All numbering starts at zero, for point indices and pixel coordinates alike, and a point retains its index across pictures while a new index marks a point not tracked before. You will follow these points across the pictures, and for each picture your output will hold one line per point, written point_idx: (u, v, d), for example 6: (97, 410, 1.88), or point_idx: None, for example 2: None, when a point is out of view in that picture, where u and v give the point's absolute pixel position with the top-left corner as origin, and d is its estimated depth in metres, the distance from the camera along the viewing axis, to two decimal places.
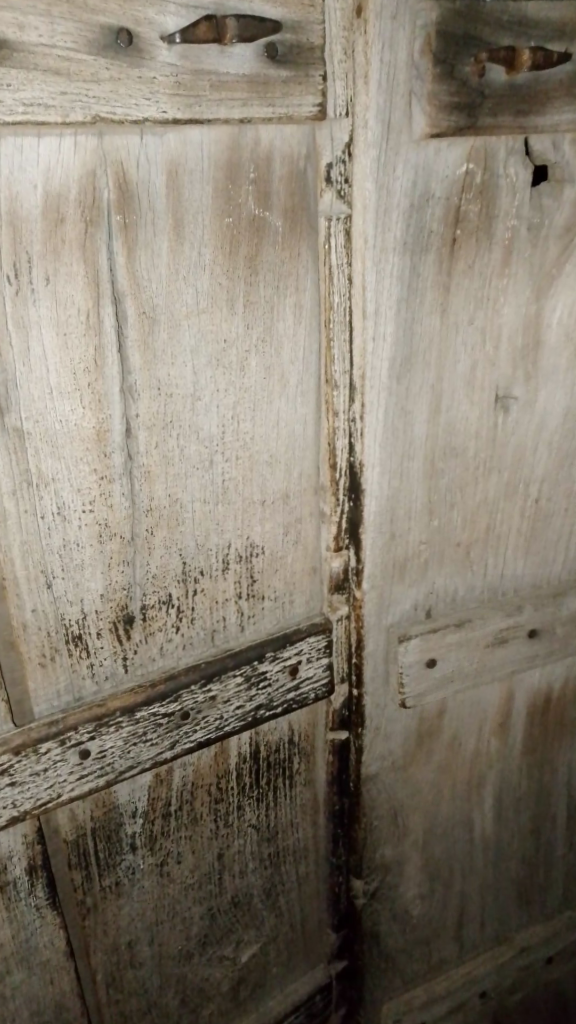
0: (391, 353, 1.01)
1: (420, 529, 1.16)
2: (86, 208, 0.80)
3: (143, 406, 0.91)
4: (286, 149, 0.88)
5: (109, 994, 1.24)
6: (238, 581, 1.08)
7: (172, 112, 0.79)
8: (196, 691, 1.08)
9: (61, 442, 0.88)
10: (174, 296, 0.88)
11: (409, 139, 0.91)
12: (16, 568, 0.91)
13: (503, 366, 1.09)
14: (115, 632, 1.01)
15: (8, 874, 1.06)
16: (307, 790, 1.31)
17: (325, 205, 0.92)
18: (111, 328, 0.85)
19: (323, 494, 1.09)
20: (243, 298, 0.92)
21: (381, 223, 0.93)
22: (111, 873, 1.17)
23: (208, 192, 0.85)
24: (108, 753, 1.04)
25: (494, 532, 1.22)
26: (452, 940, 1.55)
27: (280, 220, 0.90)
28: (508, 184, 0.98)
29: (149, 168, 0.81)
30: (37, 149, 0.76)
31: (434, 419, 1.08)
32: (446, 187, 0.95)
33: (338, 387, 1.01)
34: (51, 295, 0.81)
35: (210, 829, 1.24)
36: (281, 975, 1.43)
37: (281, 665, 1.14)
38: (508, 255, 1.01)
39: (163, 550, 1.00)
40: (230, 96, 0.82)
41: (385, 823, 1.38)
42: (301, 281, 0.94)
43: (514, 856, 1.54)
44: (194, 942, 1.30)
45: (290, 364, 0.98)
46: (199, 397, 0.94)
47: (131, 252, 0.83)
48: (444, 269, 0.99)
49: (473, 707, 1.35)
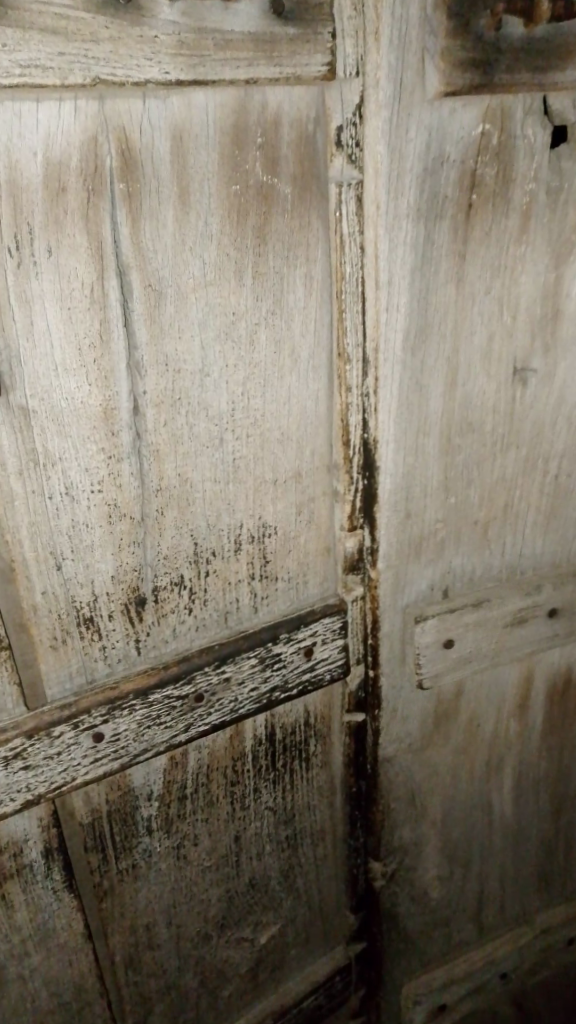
0: (405, 324, 0.98)
1: (437, 506, 1.13)
2: (88, 176, 0.77)
3: (150, 383, 0.89)
4: (295, 112, 0.85)
5: (127, 977, 1.24)
6: (251, 561, 1.06)
7: (175, 73, 0.76)
8: (210, 672, 1.06)
9: (68, 421, 0.86)
10: (181, 268, 0.85)
11: (422, 98, 0.88)
12: (25, 549, 0.90)
13: (521, 337, 1.05)
14: (127, 613, 1.00)
15: (24, 857, 1.06)
16: (323, 772, 1.29)
17: (335, 171, 0.89)
18: (117, 302, 0.83)
19: (336, 472, 1.06)
20: (251, 269, 0.89)
21: (394, 188, 0.90)
22: (128, 855, 1.16)
23: (213, 157, 0.82)
24: (122, 736, 1.03)
25: (512, 509, 1.19)
26: (472, 921, 1.54)
27: (288, 187, 0.87)
28: (527, 146, 0.94)
29: (152, 134, 0.79)
30: (36, 114, 0.73)
31: (451, 391, 1.05)
32: (462, 150, 0.91)
33: (351, 361, 0.99)
34: (53, 268, 0.79)
35: (227, 811, 1.23)
36: (299, 956, 1.43)
37: (296, 645, 1.12)
38: (527, 222, 0.98)
39: (174, 531, 0.98)
40: (236, 56, 0.79)
41: (403, 804, 1.36)
42: (311, 251, 0.91)
43: (534, 838, 1.52)
44: (211, 924, 1.30)
45: (302, 337, 0.96)
46: (207, 373, 0.92)
47: (135, 223, 0.81)
48: (460, 236, 0.95)
49: (492, 687, 1.33)
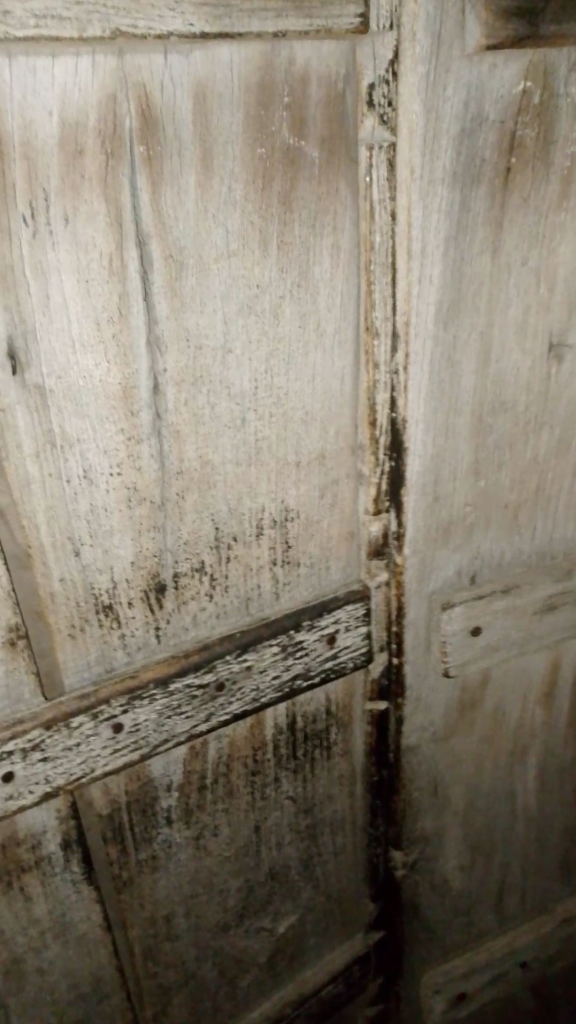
0: (438, 296, 0.93)
1: (467, 488, 1.09)
2: (107, 138, 0.73)
3: (171, 359, 0.85)
4: (324, 68, 0.79)
5: (146, 968, 1.22)
6: (273, 546, 1.03)
7: (200, 25, 0.72)
8: (231, 661, 1.03)
9: (85, 400, 0.82)
10: (203, 236, 0.80)
11: (461, 54, 0.82)
12: (42, 534, 0.86)
13: (558, 310, 1.01)
14: (146, 601, 0.96)
15: (42, 849, 1.03)
16: (345, 761, 1.26)
17: (365, 134, 0.84)
18: (137, 274, 0.79)
19: (362, 453, 1.02)
20: (277, 238, 0.84)
21: (429, 151, 0.85)
22: (147, 847, 1.13)
23: (238, 117, 0.77)
24: (142, 727, 0.99)
25: (544, 490, 1.15)
26: (493, 911, 1.52)
27: (317, 151, 0.82)
28: (569, 105, 0.88)
29: (174, 92, 0.74)
30: (51, 71, 0.69)
31: (483, 369, 1.01)
32: (501, 110, 0.86)
33: (379, 336, 0.94)
34: (70, 236, 0.74)
35: (247, 802, 1.20)
36: (319, 945, 1.40)
37: (319, 633, 1.08)
38: (568, 188, 0.92)
39: (195, 515, 0.95)
40: (263, 7, 0.74)
41: (426, 793, 1.33)
42: (339, 219, 0.87)
43: (558, 826, 1.49)
44: (231, 914, 1.27)
45: (327, 310, 0.91)
46: (230, 350, 0.88)
47: (156, 189, 0.76)
48: (496, 203, 0.91)
49: (520, 675, 1.29)
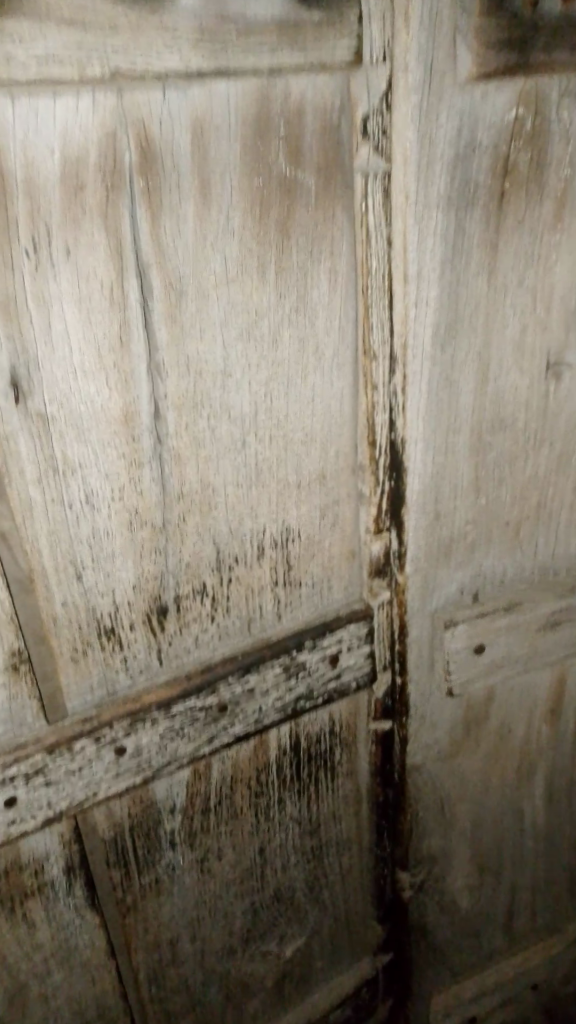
0: (435, 317, 0.95)
1: (467, 507, 1.10)
2: (107, 172, 0.74)
3: (171, 384, 0.86)
4: (319, 100, 0.81)
5: (152, 994, 1.21)
6: (274, 567, 1.03)
7: (196, 62, 0.73)
8: (233, 682, 1.03)
9: (87, 426, 0.83)
10: (202, 264, 0.82)
11: (454, 83, 0.84)
12: (44, 559, 0.86)
13: (556, 329, 1.02)
14: (148, 623, 0.97)
15: (45, 874, 1.03)
16: (350, 782, 1.25)
17: (361, 161, 0.85)
18: (137, 303, 0.80)
19: (362, 474, 1.02)
20: (275, 264, 0.86)
21: (424, 177, 0.87)
22: (151, 870, 1.13)
23: (235, 148, 0.79)
24: (145, 750, 1.00)
25: (545, 507, 1.15)
26: (502, 932, 1.50)
27: (313, 179, 0.84)
28: (562, 129, 0.90)
29: (172, 126, 0.75)
30: (52, 109, 0.70)
31: (482, 388, 1.02)
32: (494, 135, 0.88)
33: (377, 358, 0.95)
34: (71, 268, 0.76)
35: (251, 824, 1.20)
36: (326, 969, 1.39)
37: (321, 653, 1.08)
38: (562, 209, 0.94)
39: (196, 537, 0.95)
40: (258, 42, 0.75)
41: (432, 812, 1.33)
42: (336, 244, 0.88)
43: (566, 844, 1.48)
44: (236, 938, 1.26)
45: (326, 333, 0.92)
46: (229, 374, 0.89)
47: (155, 220, 0.78)
48: (491, 226, 0.92)
49: (524, 692, 1.29)
